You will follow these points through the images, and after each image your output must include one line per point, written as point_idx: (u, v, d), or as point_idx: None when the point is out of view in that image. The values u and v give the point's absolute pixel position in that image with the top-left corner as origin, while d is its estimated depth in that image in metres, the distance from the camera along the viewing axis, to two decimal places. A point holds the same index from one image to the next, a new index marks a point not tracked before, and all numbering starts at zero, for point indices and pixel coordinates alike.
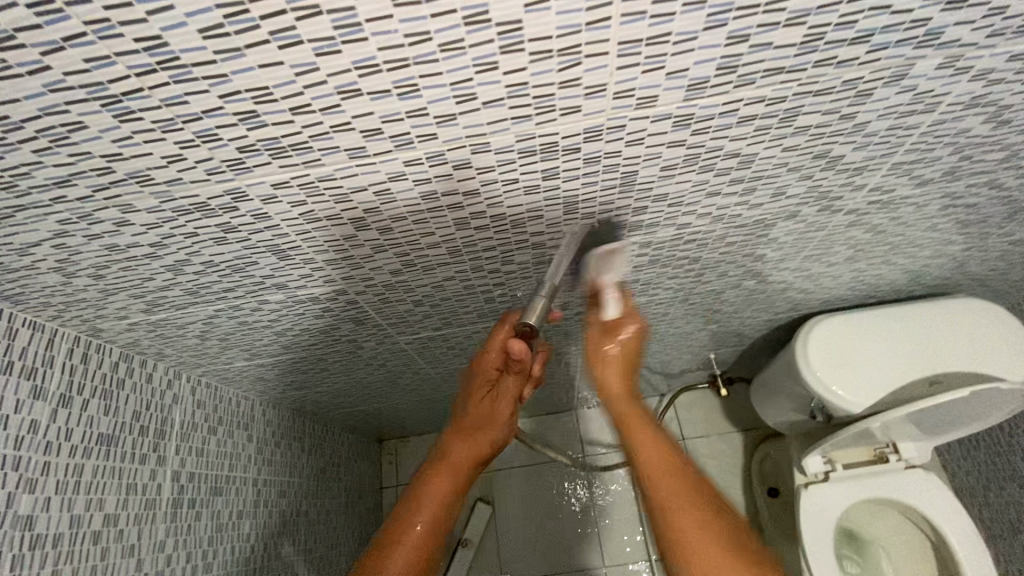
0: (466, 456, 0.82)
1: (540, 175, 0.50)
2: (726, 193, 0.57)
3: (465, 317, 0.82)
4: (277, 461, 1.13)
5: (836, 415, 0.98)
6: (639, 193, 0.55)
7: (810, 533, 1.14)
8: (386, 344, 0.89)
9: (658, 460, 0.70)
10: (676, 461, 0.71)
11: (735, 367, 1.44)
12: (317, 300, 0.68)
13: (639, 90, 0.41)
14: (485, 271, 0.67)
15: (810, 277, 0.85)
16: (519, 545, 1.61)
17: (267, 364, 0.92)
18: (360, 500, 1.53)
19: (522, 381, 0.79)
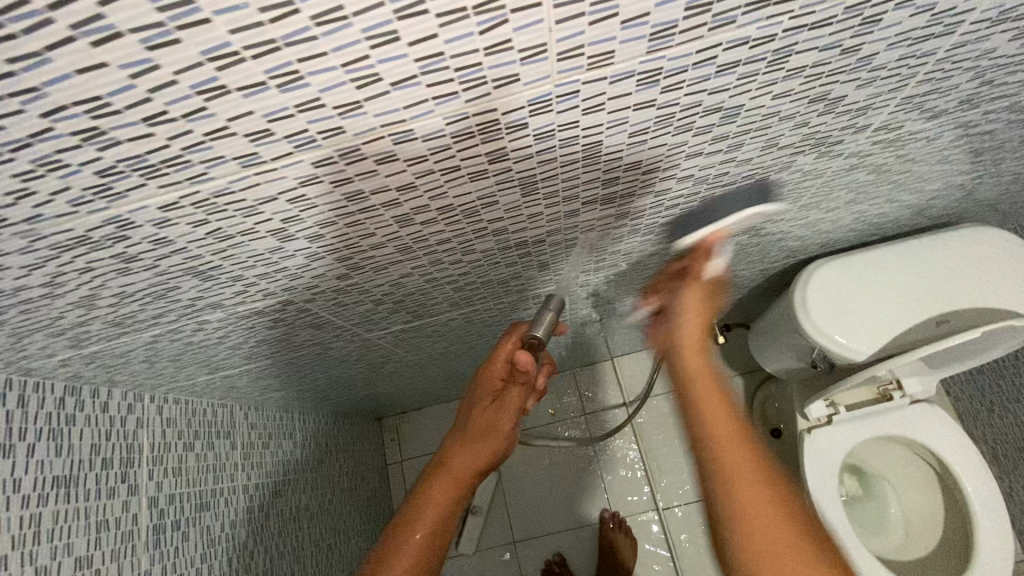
0: (466, 468, 0.80)
1: (487, 158, 0.41)
2: (709, 153, 0.49)
3: (436, 308, 0.75)
4: (268, 462, 1.10)
5: (839, 363, 0.94)
6: (608, 164, 0.47)
7: (816, 476, 1.13)
8: (357, 342, 0.82)
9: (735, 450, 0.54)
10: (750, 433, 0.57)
11: (732, 313, 1.40)
12: (263, 313, 0.62)
13: (589, 47, 0.33)
14: (447, 263, 0.60)
15: (807, 224, 0.79)
16: (528, 508, 1.62)
17: (235, 375, 0.86)
18: (365, 482, 1.53)
19: (526, 392, 0.80)
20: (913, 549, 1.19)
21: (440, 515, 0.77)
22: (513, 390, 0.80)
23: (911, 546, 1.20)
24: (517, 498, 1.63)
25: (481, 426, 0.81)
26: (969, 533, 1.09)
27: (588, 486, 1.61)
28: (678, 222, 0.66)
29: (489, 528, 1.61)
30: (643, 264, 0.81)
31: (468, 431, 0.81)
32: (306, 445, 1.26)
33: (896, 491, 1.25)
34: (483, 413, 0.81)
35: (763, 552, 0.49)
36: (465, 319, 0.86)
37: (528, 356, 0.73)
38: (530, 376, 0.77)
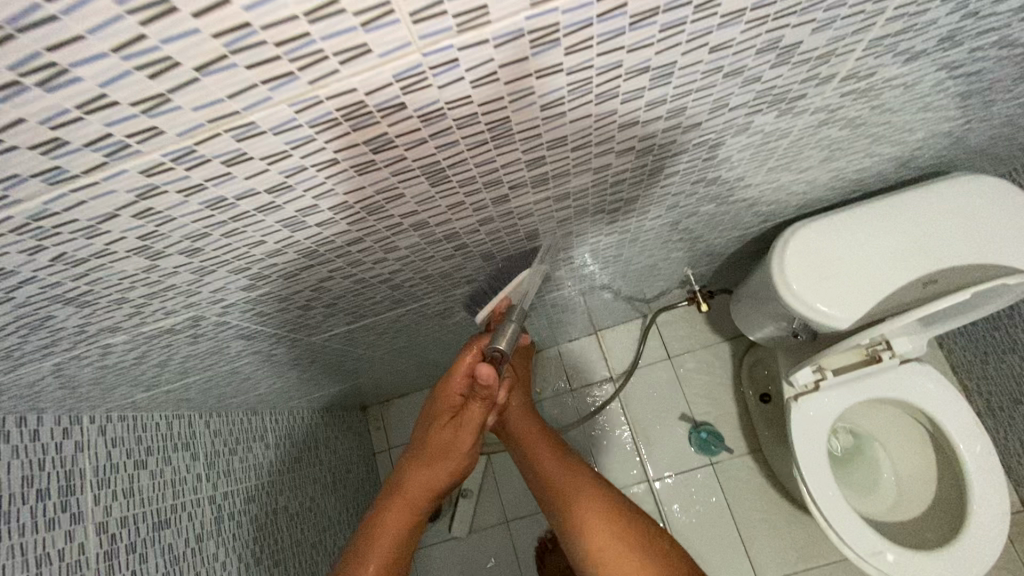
0: (422, 491, 0.82)
1: (369, 148, 0.34)
2: (647, 121, 0.43)
3: (378, 307, 0.69)
4: (238, 468, 1.06)
5: (822, 331, 0.89)
6: (526, 143, 0.40)
7: (805, 444, 1.10)
8: (304, 346, 0.77)
9: (593, 515, 0.82)
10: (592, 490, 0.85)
11: (715, 279, 1.34)
12: (175, 331, 0.56)
13: (451, 3, 0.25)
14: (370, 263, 0.53)
15: (781, 185, 0.72)
16: (519, 487, 1.60)
17: (180, 388, 0.81)
18: (350, 474, 1.51)
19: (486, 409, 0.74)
20: (901, 510, 1.18)
21: (398, 535, 0.83)
22: (474, 408, 0.74)
23: (900, 508, 1.18)
24: (508, 478, 1.61)
25: (439, 445, 0.78)
26: (959, 491, 1.07)
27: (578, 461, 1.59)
28: (629, 196, 0.59)
29: (480, 509, 1.59)
30: (603, 241, 0.74)
31: (425, 449, 0.80)
32: (281, 445, 1.22)
33: (884, 455, 1.24)
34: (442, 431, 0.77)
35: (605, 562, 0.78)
36: (419, 314, 0.80)
37: (489, 372, 0.67)
38: (491, 393, 0.70)
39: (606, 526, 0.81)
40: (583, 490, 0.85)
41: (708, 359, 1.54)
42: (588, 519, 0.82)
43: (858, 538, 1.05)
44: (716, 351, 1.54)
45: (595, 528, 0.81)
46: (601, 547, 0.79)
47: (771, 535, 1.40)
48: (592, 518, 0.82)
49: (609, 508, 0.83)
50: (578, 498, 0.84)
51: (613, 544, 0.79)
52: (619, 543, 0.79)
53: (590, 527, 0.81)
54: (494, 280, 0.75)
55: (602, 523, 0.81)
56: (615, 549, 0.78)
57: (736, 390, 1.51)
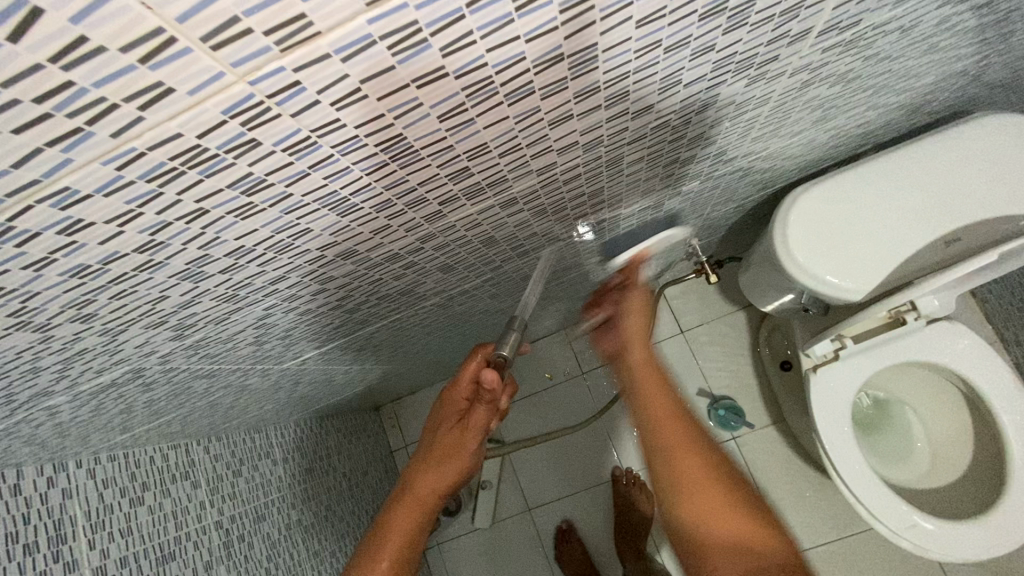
0: (431, 490, 0.76)
1: (238, 191, 0.29)
2: (584, 113, 0.36)
3: (343, 329, 0.65)
4: (245, 488, 1.06)
5: (835, 303, 0.81)
6: (440, 156, 0.34)
7: (829, 420, 1.02)
8: (279, 373, 0.74)
9: (670, 414, 0.64)
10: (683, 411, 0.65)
11: (722, 248, 1.26)
12: (119, 383, 0.52)
13: (254, 17, 0.19)
14: (308, 295, 0.49)
15: (774, 152, 0.64)
16: (539, 476, 1.56)
17: (163, 425, 0.79)
18: (366, 477, 1.51)
19: (492, 412, 0.72)
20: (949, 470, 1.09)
21: (407, 538, 0.76)
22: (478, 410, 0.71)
23: (941, 472, 1.10)
24: (527, 468, 1.58)
25: (446, 448, 0.75)
26: (993, 425, 1.00)
27: (596, 446, 1.55)
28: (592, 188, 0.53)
29: (502, 501, 1.57)
30: (578, 233, 0.67)
31: (432, 452, 0.75)
32: (290, 459, 1.22)
33: (894, 424, 1.20)
34: (449, 433, 0.74)
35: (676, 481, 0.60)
36: (395, 328, 0.76)
37: (494, 378, 0.65)
38: (497, 397, 0.69)
39: (707, 476, 0.59)
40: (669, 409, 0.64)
41: (723, 330, 1.47)
42: (693, 484, 0.59)
43: (889, 512, 0.98)
44: (730, 320, 1.46)
45: (699, 489, 0.59)
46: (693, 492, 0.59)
47: (801, 508, 1.34)
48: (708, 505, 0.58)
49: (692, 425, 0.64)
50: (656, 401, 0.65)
51: (710, 501, 0.58)
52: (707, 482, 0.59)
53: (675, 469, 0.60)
54: (466, 287, 0.70)
55: (703, 475, 0.60)
56: (698, 483, 0.59)
57: (755, 361, 1.43)
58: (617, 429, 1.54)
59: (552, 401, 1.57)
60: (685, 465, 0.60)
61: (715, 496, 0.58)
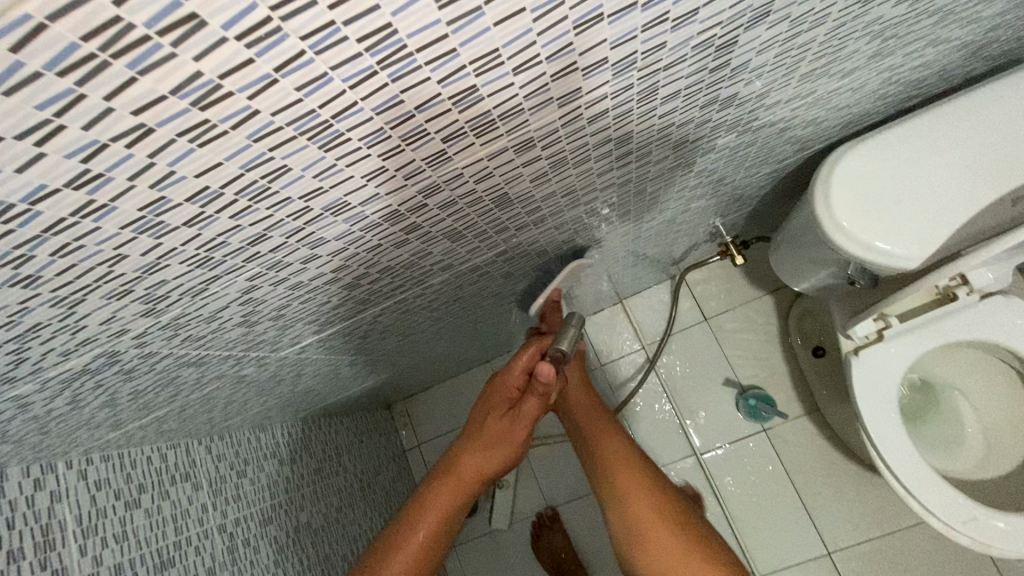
0: (475, 471, 0.71)
1: (185, 100, 0.23)
2: (617, 12, 0.29)
3: (342, 312, 0.59)
4: (250, 488, 1.01)
5: (884, 274, 0.73)
6: (441, 65, 0.28)
7: (872, 406, 0.94)
8: (276, 363, 0.68)
9: (621, 466, 0.83)
10: (611, 422, 0.89)
11: (748, 228, 1.19)
12: (94, 371, 0.47)
13: None
14: (299, 264, 0.43)
15: (819, 99, 0.57)
16: (559, 474, 1.49)
17: (158, 421, 0.73)
18: (378, 478, 1.45)
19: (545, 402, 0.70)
20: (1006, 426, 1.02)
21: (443, 519, 0.70)
22: (531, 401, 0.69)
23: (1010, 446, 1.01)
24: (547, 467, 1.50)
25: (494, 435, 0.71)
26: None
27: None
28: (614, 131, 0.46)
29: (520, 501, 1.50)
30: (597, 195, 0.61)
31: (479, 434, 0.71)
32: (298, 459, 1.16)
33: (923, 433, 1.10)
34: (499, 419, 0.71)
35: (649, 543, 0.76)
36: (400, 312, 0.70)
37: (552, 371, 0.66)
38: (551, 390, 0.68)
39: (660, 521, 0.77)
40: (607, 426, 0.89)
41: (749, 316, 1.38)
42: (650, 537, 0.76)
43: (944, 505, 0.90)
44: (757, 306, 1.38)
45: (639, 510, 0.78)
46: (642, 519, 0.78)
47: (839, 502, 1.25)
48: (646, 511, 0.78)
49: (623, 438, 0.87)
50: (597, 427, 0.88)
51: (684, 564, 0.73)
52: (667, 533, 0.76)
53: (635, 517, 0.78)
54: (476, 263, 0.64)
55: (642, 495, 0.80)
56: (635, 485, 0.81)
57: (784, 348, 1.34)
58: None
59: None
60: (661, 545, 0.75)
61: (647, 500, 0.79)
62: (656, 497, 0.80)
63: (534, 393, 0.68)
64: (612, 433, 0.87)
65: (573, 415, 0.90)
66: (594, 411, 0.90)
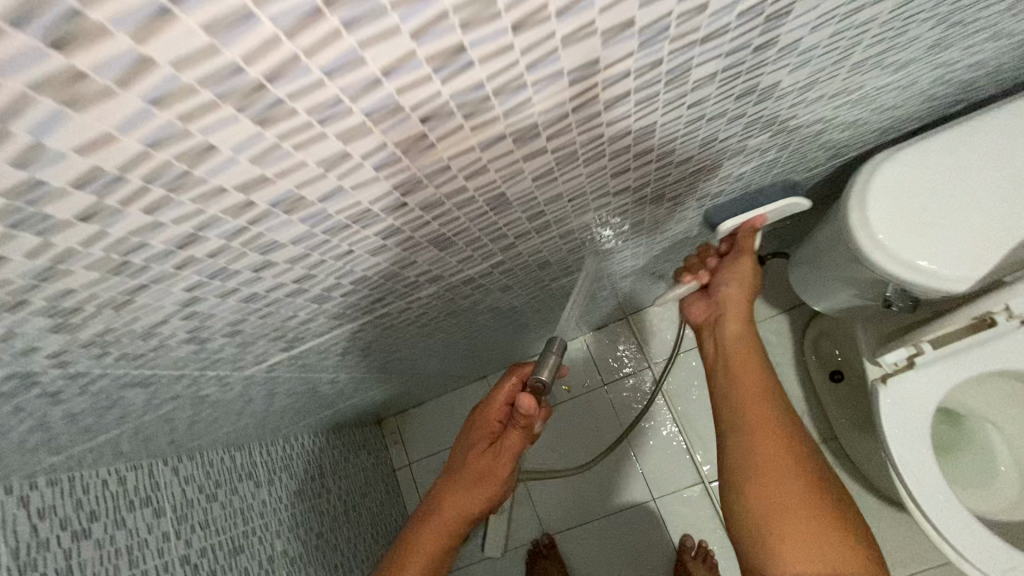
0: (458, 514, 0.63)
1: (32, 33, 0.16)
2: None
3: (312, 329, 0.51)
4: (220, 513, 0.92)
5: (925, 297, 0.65)
6: (417, 14, 0.20)
7: (902, 437, 0.85)
8: (242, 382, 0.61)
9: (762, 404, 0.60)
10: (762, 363, 0.64)
11: (765, 243, 1.12)
12: (5, 394, 0.39)
13: None
14: (250, 274, 0.35)
15: (867, 99, 0.50)
16: (556, 500, 1.40)
17: (109, 444, 0.65)
18: (364, 499, 1.37)
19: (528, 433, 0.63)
20: None
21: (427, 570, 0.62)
22: (512, 434, 0.63)
23: None
24: (544, 491, 1.41)
25: (476, 472, 0.64)
26: None
27: (621, 467, 1.38)
28: (636, 142, 0.39)
29: (515, 527, 1.40)
30: (611, 214, 0.54)
31: (459, 474, 0.64)
32: (276, 481, 1.08)
33: (949, 467, 1.03)
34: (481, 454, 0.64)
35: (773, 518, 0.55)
36: (384, 327, 0.62)
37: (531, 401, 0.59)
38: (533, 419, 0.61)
39: (799, 507, 0.55)
40: (759, 386, 0.62)
41: (763, 336, 1.30)
42: (759, 463, 0.57)
43: (980, 550, 0.80)
44: (770, 326, 1.30)
45: (773, 462, 0.57)
46: (769, 495, 0.56)
47: None
48: (795, 494, 0.55)
49: (788, 413, 0.61)
50: (747, 372, 0.63)
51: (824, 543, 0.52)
52: (807, 517, 0.54)
53: (771, 492, 0.56)
54: (471, 280, 0.57)
55: (790, 459, 0.57)
56: (786, 488, 0.56)
57: (799, 372, 1.27)
58: (644, 447, 1.37)
59: (572, 417, 1.41)
60: (782, 502, 0.55)
61: (787, 467, 0.57)
62: (801, 450, 0.58)
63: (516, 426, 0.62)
64: (766, 394, 0.61)
65: (720, 358, 0.66)
66: (748, 349, 0.65)
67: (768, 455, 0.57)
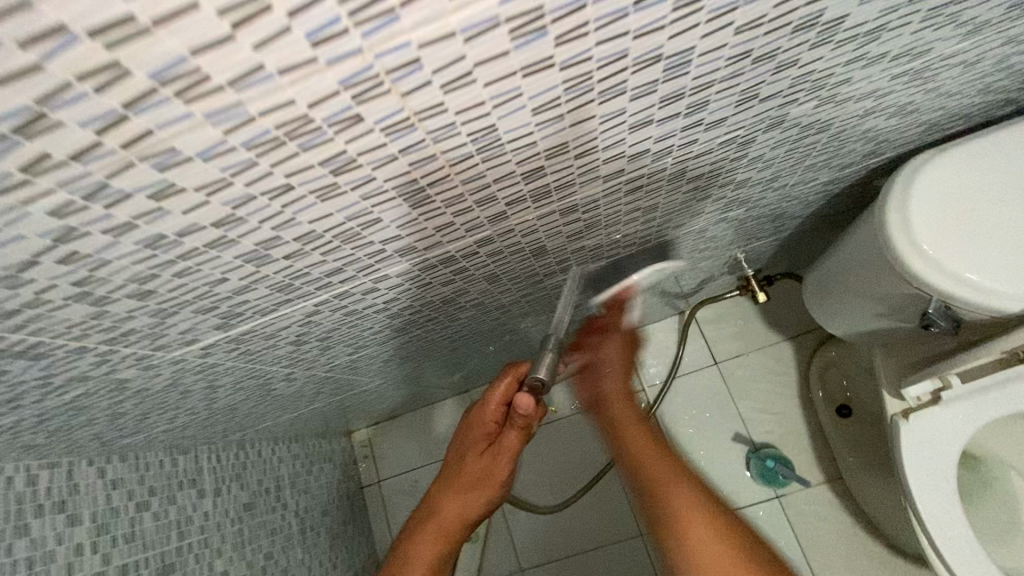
0: (457, 517, 0.59)
1: None
2: None
3: (253, 303, 0.42)
4: (153, 525, 0.80)
5: (968, 315, 0.57)
6: None
7: (923, 480, 0.76)
8: (171, 368, 0.51)
9: (664, 473, 0.54)
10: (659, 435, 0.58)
11: (774, 262, 1.04)
12: None
13: None
14: (150, 202, 0.26)
15: (928, 73, 0.43)
16: (536, 530, 1.29)
17: (4, 435, 0.54)
18: (324, 518, 1.24)
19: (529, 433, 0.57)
20: None
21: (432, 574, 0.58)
22: (511, 435, 0.57)
23: None
24: (524, 520, 1.30)
25: (475, 474, 0.58)
26: None
27: (609, 497, 1.28)
28: (665, 78, 0.31)
29: (489, 559, 1.29)
30: (621, 195, 0.45)
31: (459, 476, 0.59)
32: (223, 491, 0.96)
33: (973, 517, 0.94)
34: (480, 455, 0.58)
35: None
36: (345, 316, 0.52)
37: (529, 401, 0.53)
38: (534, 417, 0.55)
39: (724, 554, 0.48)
40: (652, 445, 0.57)
41: (765, 365, 1.21)
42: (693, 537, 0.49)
43: None
44: (773, 353, 1.21)
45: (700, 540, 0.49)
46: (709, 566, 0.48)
47: None
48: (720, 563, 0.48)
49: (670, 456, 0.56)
50: (635, 433, 0.58)
51: None
52: None
53: None
54: (450, 264, 0.48)
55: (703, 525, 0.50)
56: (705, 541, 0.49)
57: (803, 405, 1.17)
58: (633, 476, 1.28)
59: (571, 442, 1.32)
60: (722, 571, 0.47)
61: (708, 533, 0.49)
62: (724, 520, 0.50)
63: (514, 426, 0.56)
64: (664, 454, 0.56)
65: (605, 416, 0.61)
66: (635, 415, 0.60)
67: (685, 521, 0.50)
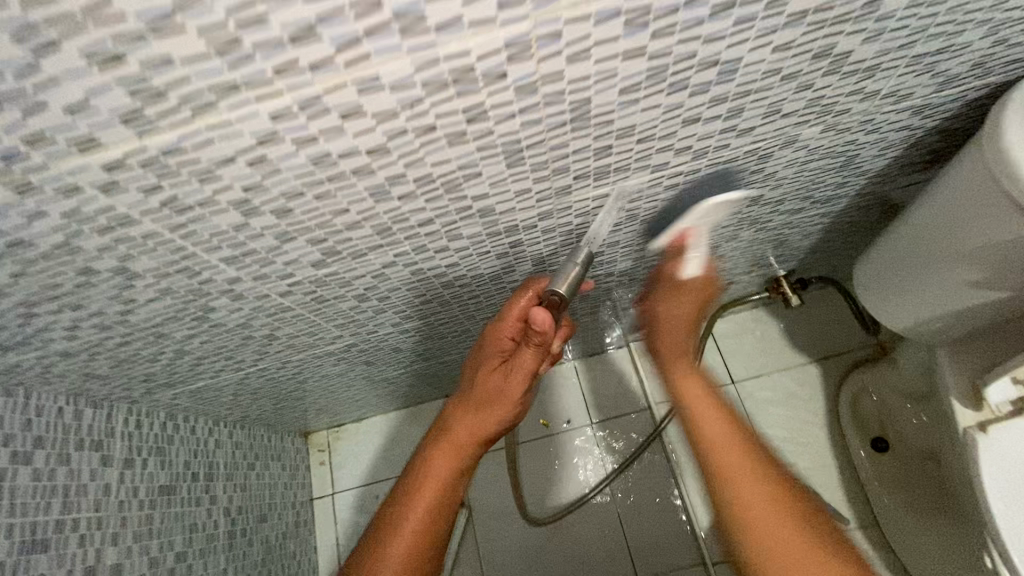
0: (475, 431, 0.57)
1: None
2: None
3: (176, 73, 0.29)
4: (32, 485, 0.62)
5: None
6: None
7: (1009, 508, 0.61)
8: (58, 207, 0.36)
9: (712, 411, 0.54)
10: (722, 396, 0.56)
11: (809, 263, 0.94)
12: None
13: None
14: None
15: None
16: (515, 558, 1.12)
17: None
18: (263, 525, 1.04)
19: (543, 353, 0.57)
20: None
21: (447, 494, 0.55)
22: (526, 353, 0.56)
23: None
24: (500, 547, 1.13)
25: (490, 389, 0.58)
26: None
27: (603, 529, 1.11)
28: None
29: None
30: (707, 13, 0.34)
31: (473, 389, 0.58)
32: (136, 464, 0.77)
33: None
34: (494, 370, 0.58)
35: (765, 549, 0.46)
36: (314, 174, 0.39)
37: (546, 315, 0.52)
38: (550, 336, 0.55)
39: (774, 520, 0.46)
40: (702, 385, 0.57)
41: (789, 389, 1.07)
42: (743, 489, 0.48)
43: None
44: (798, 376, 1.08)
45: (751, 494, 0.48)
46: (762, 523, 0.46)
47: None
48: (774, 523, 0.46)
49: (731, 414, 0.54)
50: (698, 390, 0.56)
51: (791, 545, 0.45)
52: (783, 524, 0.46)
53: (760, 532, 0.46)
54: (466, 98, 0.35)
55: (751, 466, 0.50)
56: (748, 476, 0.49)
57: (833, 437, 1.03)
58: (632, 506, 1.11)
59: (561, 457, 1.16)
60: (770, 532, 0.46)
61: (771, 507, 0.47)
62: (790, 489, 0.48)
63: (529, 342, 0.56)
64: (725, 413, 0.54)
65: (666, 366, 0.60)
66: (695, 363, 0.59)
67: (742, 477, 0.49)
